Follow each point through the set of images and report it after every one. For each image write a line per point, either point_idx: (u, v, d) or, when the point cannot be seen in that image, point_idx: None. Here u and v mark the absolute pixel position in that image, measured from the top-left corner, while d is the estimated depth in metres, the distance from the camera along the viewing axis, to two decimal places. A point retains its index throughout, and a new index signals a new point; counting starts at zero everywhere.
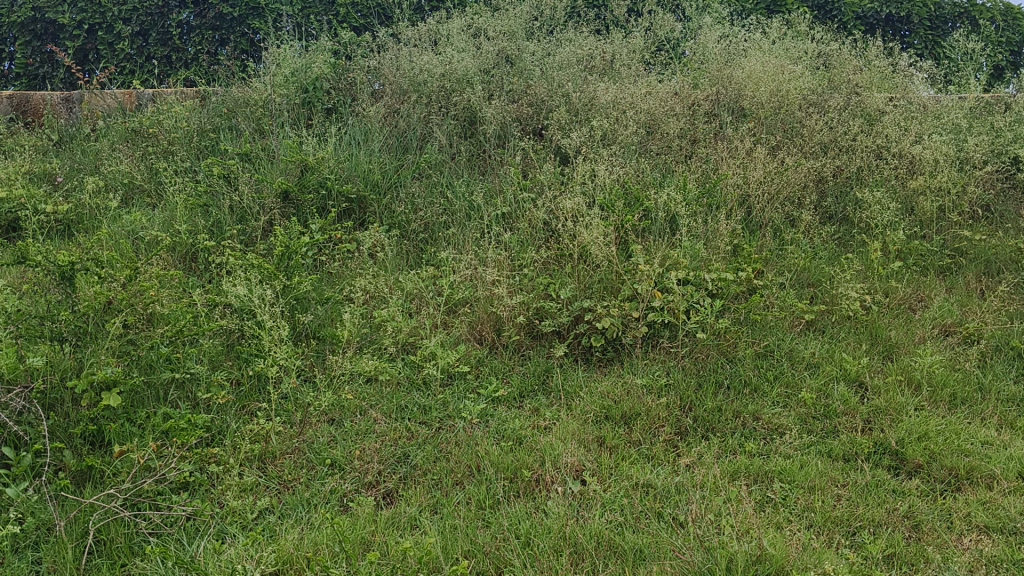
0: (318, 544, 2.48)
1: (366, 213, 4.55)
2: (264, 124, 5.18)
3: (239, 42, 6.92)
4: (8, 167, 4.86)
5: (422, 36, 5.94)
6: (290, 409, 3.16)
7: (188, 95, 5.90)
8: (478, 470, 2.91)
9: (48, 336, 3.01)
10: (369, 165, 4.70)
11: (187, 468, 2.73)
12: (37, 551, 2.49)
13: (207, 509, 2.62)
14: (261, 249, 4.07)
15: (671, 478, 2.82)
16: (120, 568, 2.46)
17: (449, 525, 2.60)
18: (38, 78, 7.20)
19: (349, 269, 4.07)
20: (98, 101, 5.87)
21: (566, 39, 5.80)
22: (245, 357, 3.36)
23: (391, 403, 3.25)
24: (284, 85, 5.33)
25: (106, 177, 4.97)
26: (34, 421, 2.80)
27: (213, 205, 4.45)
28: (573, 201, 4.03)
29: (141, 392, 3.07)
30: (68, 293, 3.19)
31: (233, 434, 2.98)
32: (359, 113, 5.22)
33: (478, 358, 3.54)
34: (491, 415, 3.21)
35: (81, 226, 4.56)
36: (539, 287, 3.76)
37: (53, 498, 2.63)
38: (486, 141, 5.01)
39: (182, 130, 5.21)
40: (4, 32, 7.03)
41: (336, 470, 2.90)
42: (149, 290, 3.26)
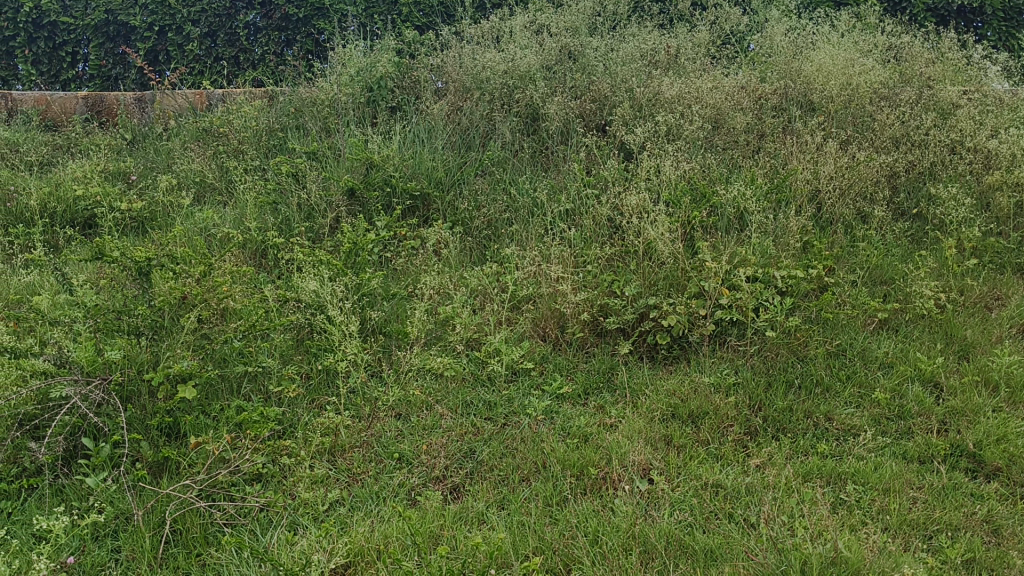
0: (388, 537, 2.50)
1: (430, 210, 4.57)
2: (331, 123, 5.24)
3: (305, 42, 7.02)
4: (85, 166, 4.99)
5: (485, 33, 5.94)
6: (358, 403, 3.20)
7: (256, 95, 6.01)
8: (544, 466, 2.90)
9: (126, 330, 3.11)
10: (433, 163, 4.72)
11: (260, 459, 2.79)
12: (116, 540, 2.55)
13: (280, 500, 2.67)
14: (328, 245, 4.12)
15: (741, 478, 2.78)
16: (195, 558, 2.51)
17: (517, 522, 2.60)
18: (111, 79, 7.39)
19: (415, 266, 4.10)
20: (170, 101, 6.02)
21: (630, 34, 5.74)
22: (315, 351, 3.42)
23: (456, 399, 3.25)
24: (349, 84, 5.40)
25: (179, 176, 5.09)
26: (112, 412, 2.87)
27: (282, 203, 4.53)
28: (638, 197, 3.99)
29: (215, 385, 3.15)
30: (145, 288, 3.29)
31: (304, 428, 3.02)
32: (423, 110, 5.24)
33: (543, 355, 3.53)
34: (556, 412, 3.20)
35: (154, 224, 4.66)
36: (603, 284, 3.73)
37: (131, 488, 2.69)
38: (550, 138, 4.98)
39: (251, 129, 5.32)
40: (78, 35, 7.24)
41: (403, 465, 2.92)
42: (221, 286, 3.34)
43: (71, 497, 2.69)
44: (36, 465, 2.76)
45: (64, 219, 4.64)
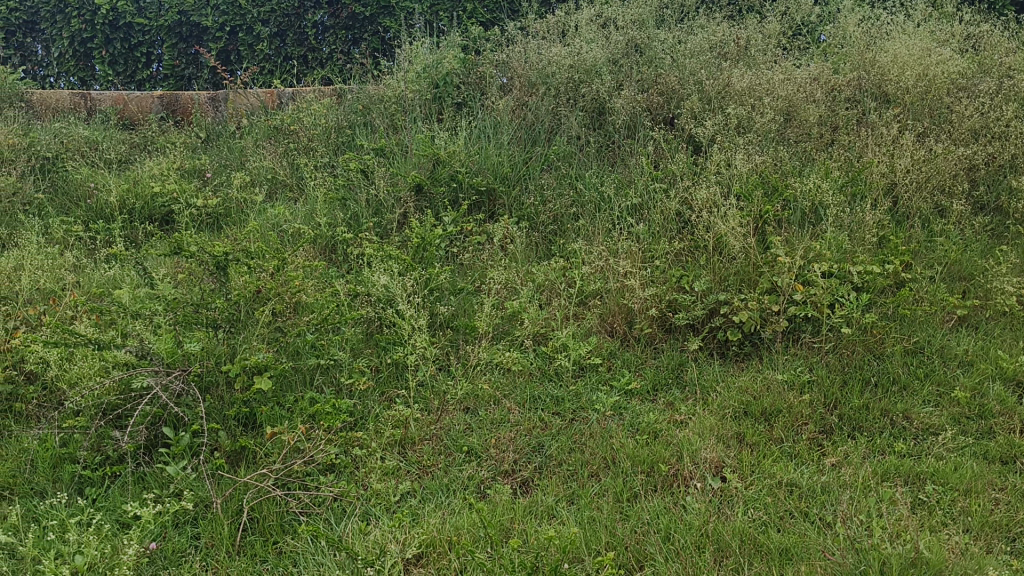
0: (460, 529, 2.51)
1: (495, 206, 4.57)
2: (397, 119, 5.29)
3: (372, 40, 7.10)
4: (163, 164, 5.13)
5: (551, 27, 5.93)
6: (427, 397, 3.23)
7: (325, 93, 6.10)
8: (613, 462, 2.88)
9: (205, 323, 3.19)
10: (500, 158, 4.72)
11: (333, 450, 2.83)
12: (196, 527, 2.61)
13: (353, 490, 2.71)
14: (396, 240, 4.15)
15: (816, 477, 2.72)
16: (272, 545, 2.56)
17: (588, 517, 2.60)
18: (185, 79, 7.59)
19: (482, 261, 4.11)
20: (242, 100, 6.15)
21: (698, 26, 5.67)
22: (385, 345, 3.46)
23: (524, 394, 3.26)
24: (416, 81, 5.45)
25: (251, 173, 5.20)
26: (192, 403, 2.94)
27: (351, 199, 4.60)
28: (708, 192, 3.94)
29: (289, 377, 3.23)
30: (221, 282, 3.37)
31: (375, 420, 3.06)
32: (489, 106, 5.25)
33: (611, 351, 3.51)
34: (625, 408, 3.18)
35: (228, 220, 4.77)
36: (672, 279, 3.69)
37: (210, 476, 2.76)
38: (616, 132, 4.93)
39: (321, 126, 5.42)
40: (153, 36, 7.43)
41: (473, 458, 2.94)
42: (294, 281, 3.41)
43: (152, 485, 2.76)
44: (119, 453, 2.84)
45: (142, 215, 4.77)
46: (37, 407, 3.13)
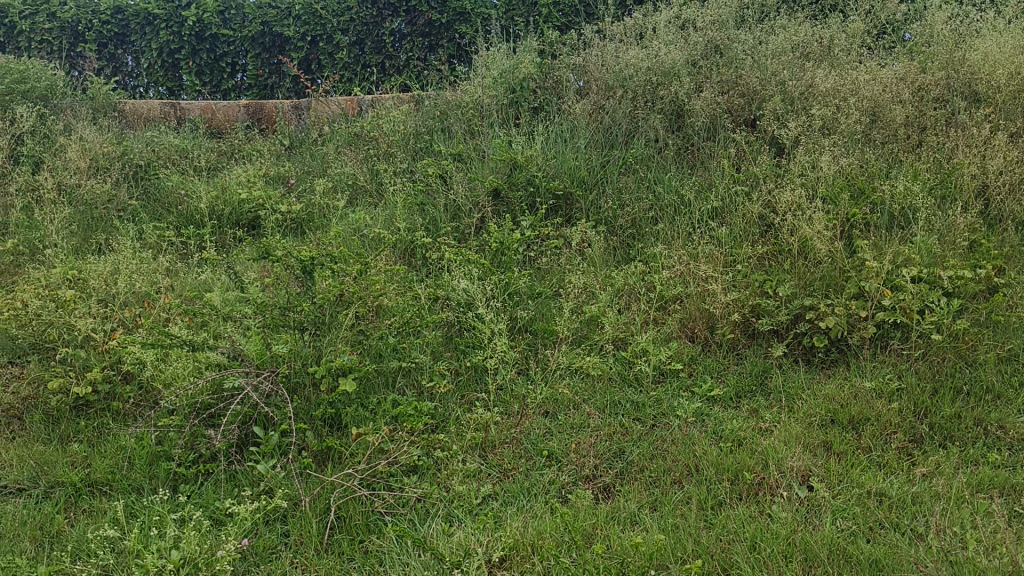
0: (543, 533, 2.51)
1: (572, 209, 4.56)
2: (475, 124, 5.34)
3: (448, 46, 7.17)
4: (249, 171, 5.30)
5: (629, 30, 5.90)
6: (507, 400, 3.24)
7: (404, 100, 6.21)
8: (696, 469, 2.86)
9: (292, 325, 3.27)
10: (577, 161, 4.71)
11: (417, 452, 2.87)
12: (285, 524, 2.68)
13: (436, 492, 2.74)
14: (475, 245, 4.19)
15: (907, 488, 2.66)
16: (358, 544, 2.60)
17: (672, 524, 2.58)
18: (267, 88, 7.81)
19: (560, 265, 4.11)
20: (324, 108, 6.31)
21: (779, 26, 5.58)
22: (465, 348, 3.50)
23: (604, 399, 3.25)
24: (493, 86, 5.49)
25: (333, 179, 5.31)
26: (280, 403, 3.02)
27: (429, 204, 4.66)
28: (792, 194, 3.88)
29: (373, 379, 3.28)
30: (307, 286, 3.45)
31: (457, 423, 3.10)
32: (566, 110, 5.26)
33: (692, 356, 3.48)
34: (707, 415, 3.14)
35: (311, 225, 4.89)
36: (755, 284, 3.64)
37: (299, 475, 2.82)
38: (695, 134, 4.87)
39: (400, 132, 5.51)
40: (237, 47, 7.66)
41: (554, 462, 2.94)
42: (376, 285, 3.48)
43: (244, 483, 2.84)
44: (212, 451, 2.93)
45: (230, 220, 4.93)
46: (134, 406, 3.25)
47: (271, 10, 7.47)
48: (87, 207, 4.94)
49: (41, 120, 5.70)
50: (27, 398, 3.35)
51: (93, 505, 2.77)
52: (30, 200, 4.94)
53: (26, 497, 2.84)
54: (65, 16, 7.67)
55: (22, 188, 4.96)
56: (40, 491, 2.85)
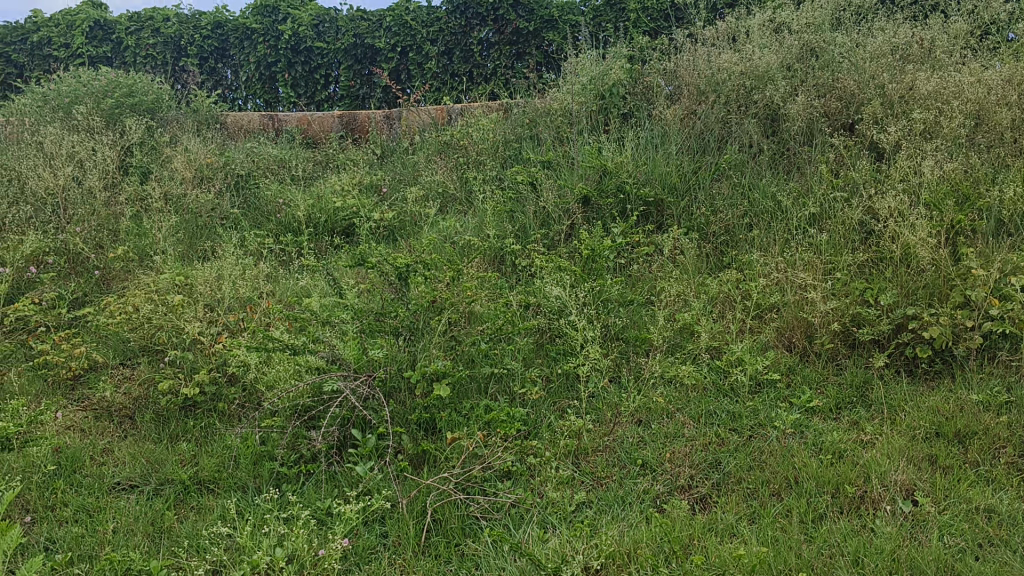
0: (639, 542, 2.50)
1: (664, 216, 4.51)
2: (564, 132, 5.34)
3: (536, 54, 7.21)
4: (344, 180, 5.45)
5: (721, 34, 5.83)
6: (600, 408, 3.23)
7: (493, 108, 6.27)
8: (795, 482, 2.80)
9: (387, 331, 3.32)
10: (668, 168, 4.67)
11: (510, 457, 2.89)
12: (383, 525, 2.72)
13: (530, 498, 2.74)
14: (565, 252, 4.19)
15: (1019, 505, 2.55)
16: (454, 547, 2.63)
17: (771, 537, 2.53)
18: (359, 98, 7.99)
19: (652, 272, 4.07)
20: (415, 117, 6.43)
21: (878, 28, 5.43)
22: (556, 355, 3.51)
23: (699, 408, 3.21)
24: (582, 93, 5.49)
25: (424, 186, 5.40)
26: (377, 407, 3.07)
27: (519, 212, 4.69)
28: (894, 201, 3.76)
29: (466, 385, 3.30)
30: (401, 293, 3.50)
31: (550, 430, 3.10)
32: (656, 115, 5.22)
33: (789, 366, 3.41)
34: (806, 426, 3.07)
35: (402, 232, 4.98)
36: (854, 292, 3.55)
37: (396, 478, 2.87)
38: (791, 140, 4.78)
39: (490, 140, 5.57)
40: (331, 59, 7.86)
41: (648, 471, 2.92)
42: (468, 291, 3.50)
43: (343, 484, 2.91)
44: (312, 452, 3.01)
45: (325, 227, 5.05)
46: (239, 407, 3.37)
47: (363, 23, 7.64)
48: (192, 215, 5.13)
49: (149, 133, 5.95)
50: (138, 398, 3.50)
51: (201, 502, 2.87)
52: (139, 209, 5.16)
53: (138, 493, 2.96)
54: (169, 31, 8.05)
55: (132, 197, 5.18)
56: (152, 487, 2.97)
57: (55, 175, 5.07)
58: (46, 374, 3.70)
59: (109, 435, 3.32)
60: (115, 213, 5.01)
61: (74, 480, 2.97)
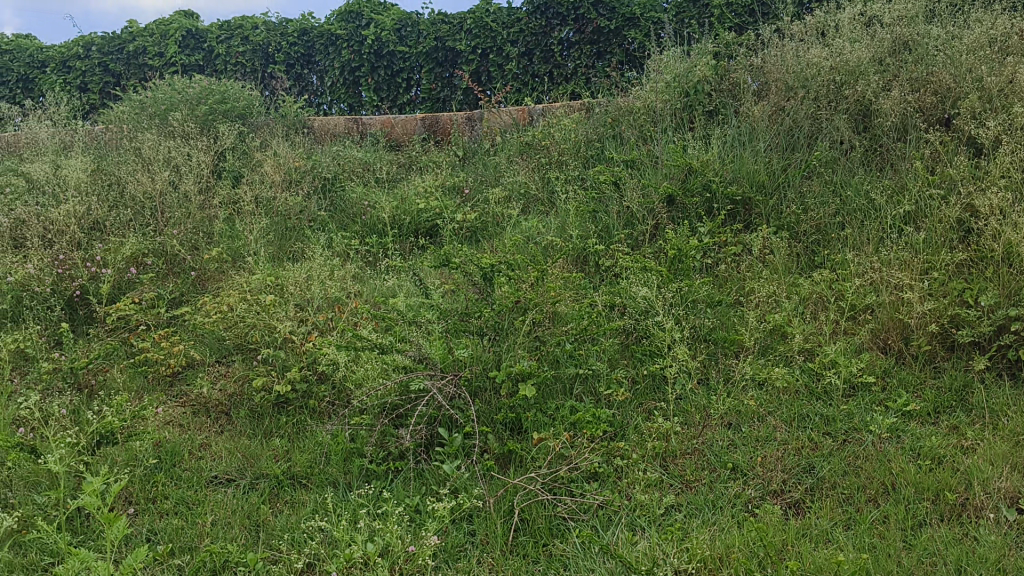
0: (730, 547, 2.46)
1: (751, 215, 4.43)
2: (648, 130, 5.30)
3: (617, 52, 7.18)
4: (427, 182, 5.51)
5: (809, 28, 5.70)
6: (687, 410, 3.19)
7: (574, 108, 6.26)
8: (892, 488, 2.71)
9: (472, 330, 3.34)
10: (756, 166, 4.59)
11: (597, 458, 2.87)
12: (471, 523, 2.73)
13: (618, 499, 2.72)
14: (650, 251, 4.16)
15: None
16: (542, 547, 2.63)
17: (868, 544, 2.45)
18: (440, 101, 8.06)
19: (739, 272, 4.00)
20: (496, 119, 6.47)
21: (976, 18, 5.23)
22: (642, 356, 3.48)
23: (791, 412, 3.14)
24: (666, 91, 5.42)
25: (506, 187, 5.42)
26: (463, 406, 3.09)
27: (602, 211, 4.67)
28: (995, 197, 3.61)
29: (551, 385, 3.29)
30: (486, 293, 3.52)
31: (636, 432, 3.07)
32: (742, 113, 5.13)
33: (884, 368, 3.31)
34: (903, 431, 2.98)
35: (485, 233, 5.01)
36: (952, 293, 3.43)
37: (483, 476, 2.88)
38: (884, 136, 4.63)
39: (572, 141, 5.56)
40: (413, 62, 7.95)
41: (738, 475, 2.86)
42: (552, 291, 3.50)
43: (430, 482, 2.93)
44: (400, 450, 3.05)
45: (410, 229, 5.12)
46: (329, 404, 3.44)
47: (444, 26, 7.72)
48: (282, 218, 5.27)
49: (240, 138, 6.13)
50: (233, 395, 3.61)
51: (294, 497, 2.94)
52: (232, 211, 5.32)
53: (234, 487, 3.04)
54: (257, 39, 8.30)
55: (225, 200, 5.35)
56: (247, 482, 3.05)
57: (153, 179, 5.27)
58: (146, 371, 3.85)
59: (206, 430, 3.43)
60: (208, 216, 5.18)
61: (174, 473, 3.08)
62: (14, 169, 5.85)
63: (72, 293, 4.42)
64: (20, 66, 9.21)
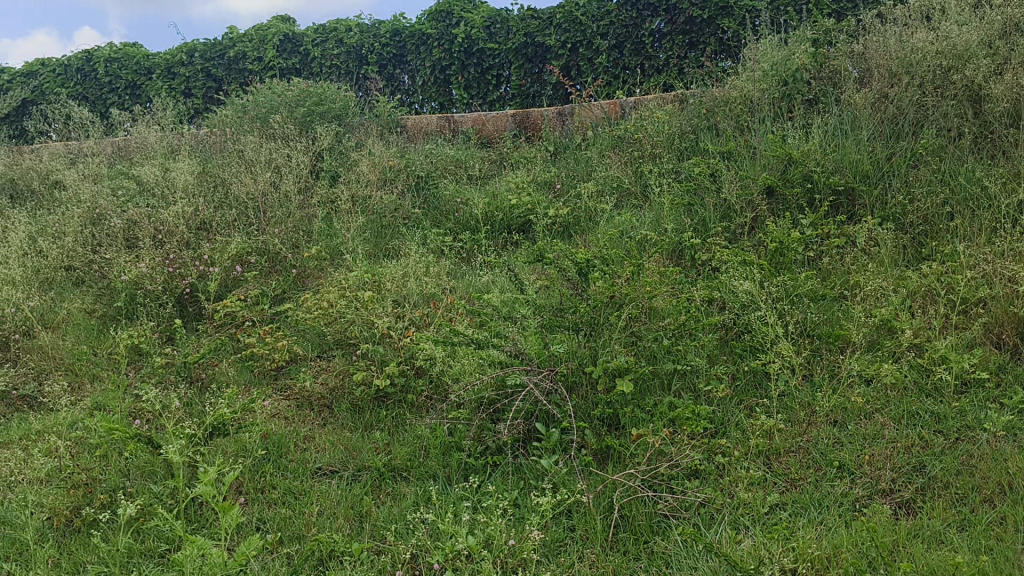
0: (839, 548, 2.39)
1: (855, 206, 4.30)
2: (745, 121, 5.20)
3: (710, 42, 7.06)
4: (519, 177, 5.52)
5: (912, 11, 5.49)
6: (791, 407, 3.11)
7: (667, 100, 6.18)
8: (1010, 488, 2.60)
9: (568, 326, 3.33)
10: (858, 156, 4.44)
11: (698, 456, 2.83)
12: (570, 519, 2.73)
13: (720, 497, 2.68)
14: (749, 244, 4.08)
15: None
16: (643, 544, 2.61)
17: (986, 546, 2.36)
18: (530, 97, 8.08)
19: (842, 265, 3.89)
20: (587, 113, 6.45)
21: None
22: (742, 352, 3.41)
23: (900, 409, 3.03)
24: (763, 80, 5.30)
25: (599, 181, 5.39)
26: (560, 401, 3.09)
27: (698, 205, 4.61)
28: None
29: (648, 381, 3.26)
30: (581, 288, 3.51)
31: (738, 429, 3.02)
32: (843, 101, 4.97)
33: (999, 364, 3.17)
34: (1020, 429, 2.85)
35: (578, 228, 5.00)
36: None
37: (581, 471, 2.88)
38: (996, 122, 4.43)
39: (666, 133, 5.49)
40: (502, 59, 7.98)
41: (845, 473, 2.78)
42: (649, 286, 3.46)
43: (529, 476, 2.94)
44: (498, 444, 3.08)
45: (502, 225, 5.16)
46: (427, 399, 3.49)
47: (534, 21, 7.71)
48: (378, 216, 5.38)
49: (337, 138, 6.27)
50: (335, 388, 3.71)
51: (396, 489, 3.00)
52: (330, 210, 5.45)
53: (338, 478, 3.12)
54: (351, 41, 8.49)
55: (323, 200, 5.49)
56: (350, 473, 3.13)
57: (256, 180, 5.45)
58: (253, 365, 3.98)
59: (310, 423, 3.53)
60: (308, 215, 5.33)
61: (281, 465, 3.18)
62: (126, 172, 6.13)
63: (182, 291, 4.60)
64: (128, 73, 9.60)
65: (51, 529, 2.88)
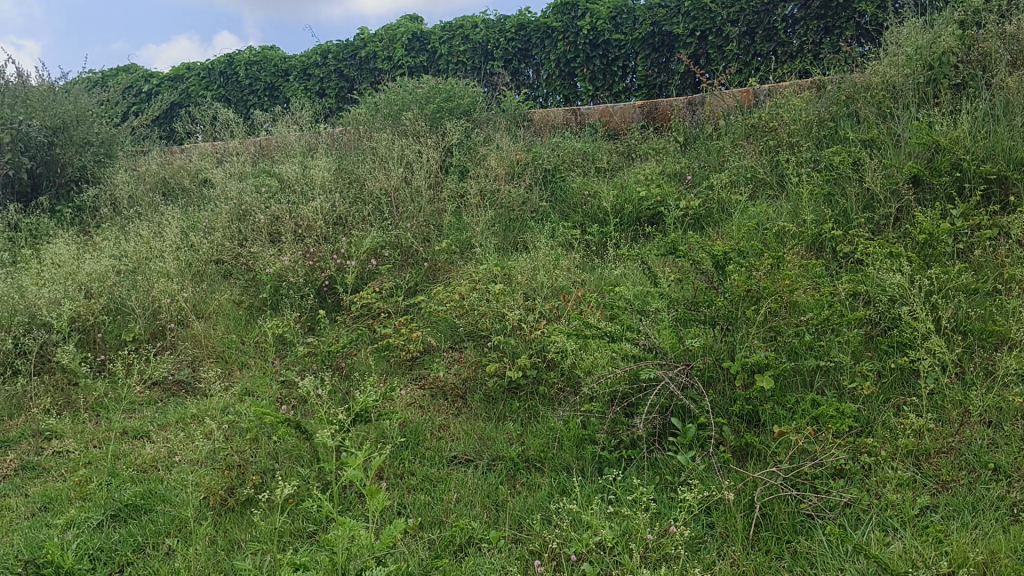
0: (996, 554, 2.29)
1: (1009, 194, 4.07)
2: (888, 108, 5.00)
3: (847, 27, 6.81)
4: (648, 170, 5.49)
5: None
6: (941, 405, 2.98)
7: (802, 87, 6.01)
8: None
9: (704, 320, 3.30)
10: (1013, 142, 4.20)
11: (844, 455, 2.75)
12: (709, 515, 2.71)
13: (867, 498, 2.60)
14: (892, 236, 3.93)
15: None
16: (786, 543, 2.56)
17: None
18: (656, 87, 8.01)
19: (996, 257, 3.69)
20: (718, 102, 6.33)
21: None
22: (888, 348, 3.29)
23: None
24: (907, 64, 5.08)
25: (731, 172, 5.30)
26: (697, 396, 3.06)
27: (837, 195, 4.46)
28: None
29: (789, 377, 3.19)
30: (717, 282, 3.46)
31: (884, 428, 2.92)
32: (996, 84, 4.71)
33: None
34: None
35: (710, 220, 4.93)
36: None
37: (719, 468, 2.85)
38: None
39: (802, 121, 5.33)
40: (629, 49, 7.93)
41: (1002, 476, 2.65)
42: (788, 280, 3.38)
43: (665, 471, 2.94)
44: (633, 439, 3.08)
45: (631, 217, 5.15)
46: (560, 391, 3.53)
47: (661, 10, 7.62)
48: (507, 210, 5.46)
49: (467, 133, 6.39)
50: (470, 379, 3.79)
51: (531, 479, 3.04)
52: (460, 204, 5.56)
53: (474, 467, 3.20)
54: (478, 37, 8.61)
55: (454, 194, 5.61)
56: (486, 462, 3.20)
57: (390, 176, 5.62)
58: (390, 355, 4.12)
59: (446, 413, 3.63)
60: (440, 209, 5.46)
61: (419, 452, 3.28)
62: (268, 170, 6.43)
63: (322, 283, 4.81)
64: (266, 75, 10.06)
65: (208, 507, 3.06)
